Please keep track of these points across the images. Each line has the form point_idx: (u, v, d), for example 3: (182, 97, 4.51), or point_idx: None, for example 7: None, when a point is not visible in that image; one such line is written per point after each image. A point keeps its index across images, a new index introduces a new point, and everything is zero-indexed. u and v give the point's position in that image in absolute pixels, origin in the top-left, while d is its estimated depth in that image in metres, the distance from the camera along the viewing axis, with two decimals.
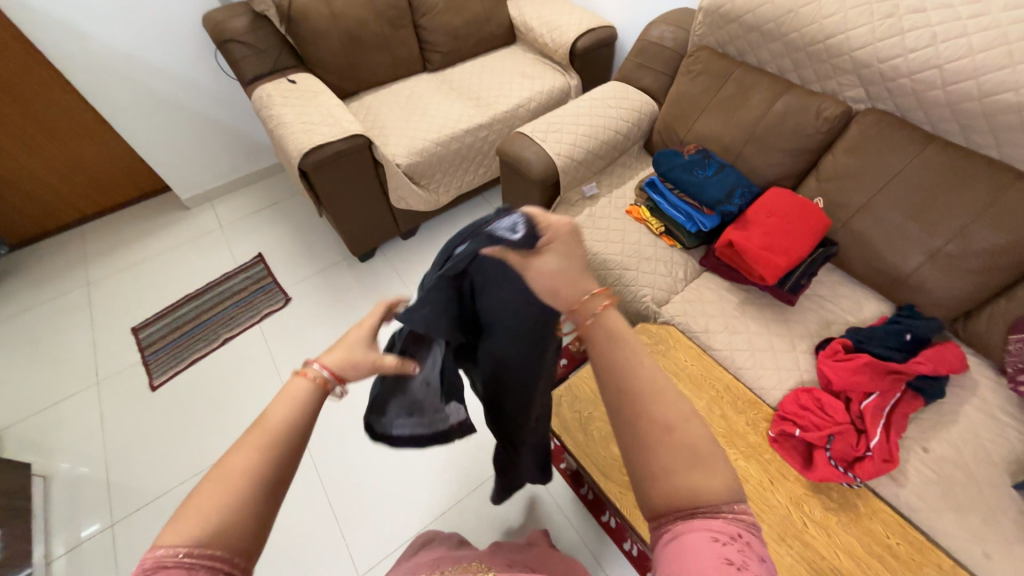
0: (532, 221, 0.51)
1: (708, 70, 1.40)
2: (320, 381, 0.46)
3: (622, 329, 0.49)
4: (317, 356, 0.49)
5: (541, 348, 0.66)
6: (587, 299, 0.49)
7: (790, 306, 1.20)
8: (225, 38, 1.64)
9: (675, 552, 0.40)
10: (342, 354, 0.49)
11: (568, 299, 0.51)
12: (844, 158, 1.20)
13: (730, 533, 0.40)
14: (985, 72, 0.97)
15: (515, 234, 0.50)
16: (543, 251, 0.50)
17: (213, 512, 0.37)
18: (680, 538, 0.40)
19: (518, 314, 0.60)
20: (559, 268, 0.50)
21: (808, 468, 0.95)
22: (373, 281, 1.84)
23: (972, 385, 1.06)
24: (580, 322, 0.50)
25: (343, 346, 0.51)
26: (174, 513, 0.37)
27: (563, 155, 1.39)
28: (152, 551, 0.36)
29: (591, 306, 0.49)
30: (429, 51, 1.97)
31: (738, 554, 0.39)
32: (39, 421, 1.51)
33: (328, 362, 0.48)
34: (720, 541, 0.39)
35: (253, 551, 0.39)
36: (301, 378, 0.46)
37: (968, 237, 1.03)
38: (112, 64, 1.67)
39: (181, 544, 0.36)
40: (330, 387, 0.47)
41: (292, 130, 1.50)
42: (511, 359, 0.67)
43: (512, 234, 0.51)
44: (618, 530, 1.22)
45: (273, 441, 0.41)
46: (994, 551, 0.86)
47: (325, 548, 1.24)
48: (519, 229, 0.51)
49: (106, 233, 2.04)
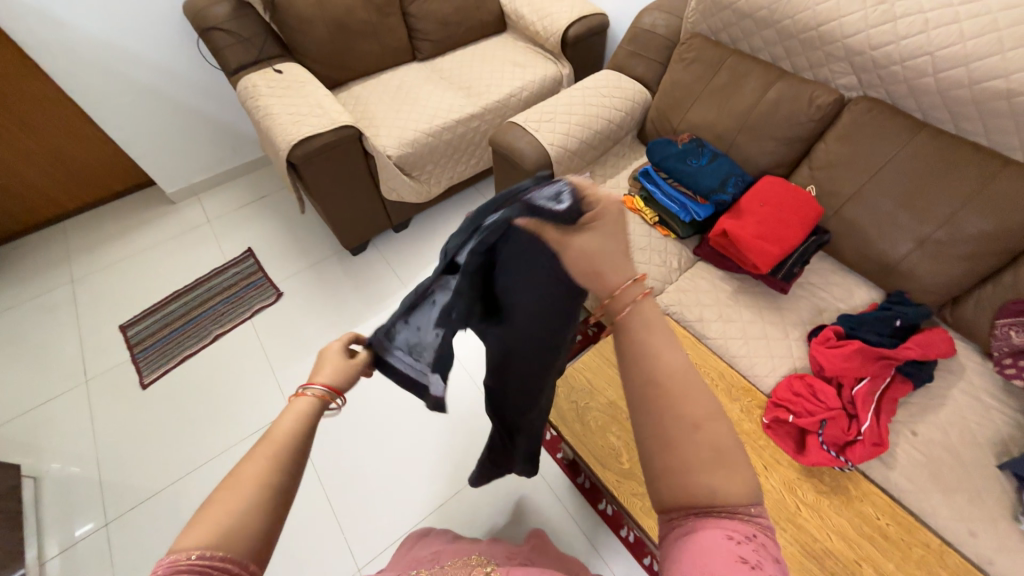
0: (577, 194, 0.50)
1: (702, 58, 1.40)
2: (319, 396, 0.48)
3: (657, 320, 0.49)
4: (310, 375, 0.49)
5: (558, 334, 0.66)
6: (628, 285, 0.49)
7: (783, 294, 1.21)
8: (208, 26, 1.59)
9: (689, 548, 0.41)
10: (333, 369, 0.51)
11: (607, 285, 0.50)
12: (836, 146, 1.20)
13: (747, 534, 0.41)
14: (976, 58, 0.98)
15: (560, 205, 0.49)
16: (584, 228, 0.49)
17: (227, 515, 0.38)
18: (694, 533, 0.41)
19: (542, 297, 0.59)
20: (599, 248, 0.50)
21: (801, 453, 0.97)
22: (366, 275, 1.82)
23: (959, 369, 1.08)
24: (611, 313, 0.50)
25: (329, 361, 0.52)
26: (189, 519, 0.38)
27: (556, 145, 1.38)
28: (168, 555, 0.36)
29: (626, 295, 0.49)
30: (418, 40, 1.93)
31: (753, 554, 0.39)
32: (27, 421, 1.48)
33: (323, 378, 0.49)
34: (734, 540, 0.40)
35: (263, 556, 0.40)
36: (301, 397, 0.47)
37: (957, 224, 1.05)
38: (89, 54, 1.62)
39: (196, 547, 0.37)
40: (330, 401, 0.49)
41: (280, 121, 1.47)
42: (523, 345, 0.66)
43: (557, 205, 0.49)
44: (615, 518, 1.25)
45: (278, 450, 0.43)
46: (980, 529, 0.88)
47: (323, 542, 1.25)
48: (565, 199, 0.49)
49: (89, 229, 1.99)
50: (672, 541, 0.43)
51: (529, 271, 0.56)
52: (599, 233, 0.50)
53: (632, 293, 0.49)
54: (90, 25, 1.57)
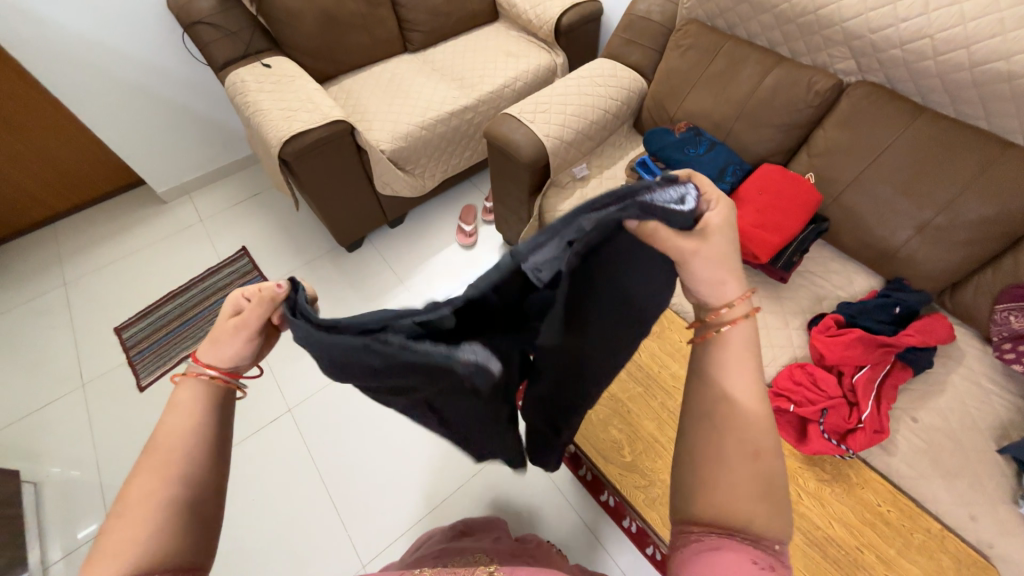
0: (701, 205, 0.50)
1: (699, 44, 1.37)
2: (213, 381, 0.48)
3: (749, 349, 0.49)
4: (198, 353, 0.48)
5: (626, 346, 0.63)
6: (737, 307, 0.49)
7: (782, 283, 1.21)
8: (193, 21, 1.55)
9: (712, 561, 0.42)
10: (217, 348, 0.48)
11: (717, 299, 0.50)
12: (835, 132, 1.19)
13: (770, 563, 0.42)
14: (978, 40, 0.96)
15: (685, 207, 0.47)
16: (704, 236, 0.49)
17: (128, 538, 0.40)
18: (716, 550, 0.43)
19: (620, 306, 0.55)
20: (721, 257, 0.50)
21: (802, 442, 0.97)
22: (362, 272, 1.81)
23: (959, 354, 1.08)
24: (708, 329, 0.51)
25: (216, 335, 0.48)
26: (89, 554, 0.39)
27: (551, 137, 1.35)
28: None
29: (729, 314, 0.50)
30: (408, 31, 1.89)
31: None
32: (23, 427, 1.47)
33: (211, 361, 0.48)
34: (757, 565, 0.41)
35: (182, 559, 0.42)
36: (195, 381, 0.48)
37: (958, 209, 1.04)
38: (70, 51, 1.57)
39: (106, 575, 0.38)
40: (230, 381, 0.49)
41: (270, 117, 1.44)
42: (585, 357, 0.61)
43: (683, 207, 0.47)
44: (616, 509, 1.25)
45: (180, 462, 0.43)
46: (980, 513, 0.89)
47: (326, 540, 1.25)
48: (688, 201, 0.48)
49: (81, 230, 1.96)
50: (688, 553, 0.44)
51: (623, 274, 0.51)
52: (719, 238, 0.49)
53: (736, 316, 0.49)
54: (70, 20, 1.52)
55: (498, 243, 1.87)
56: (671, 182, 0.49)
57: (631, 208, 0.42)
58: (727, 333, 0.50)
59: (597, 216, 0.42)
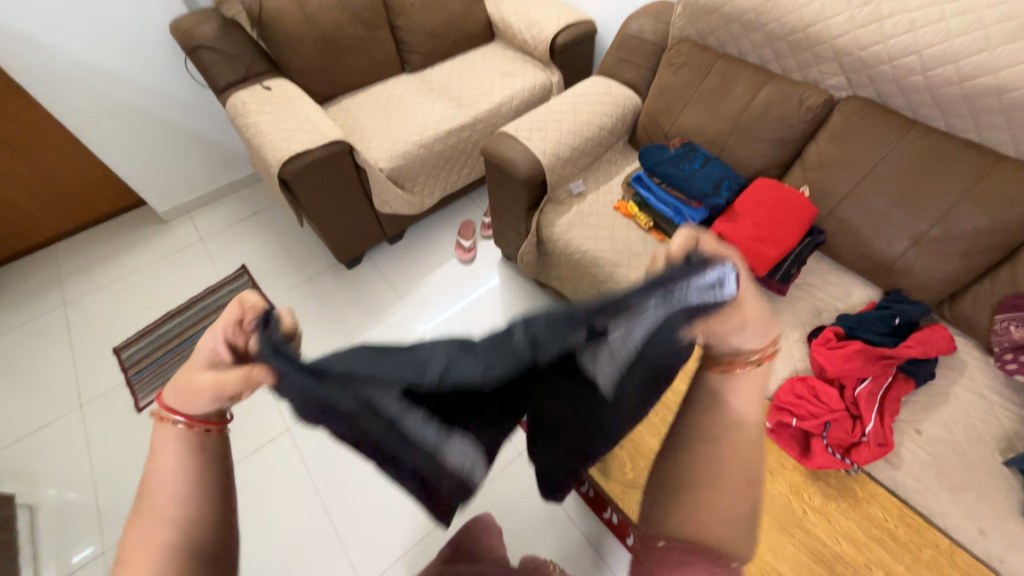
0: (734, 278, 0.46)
1: (691, 62, 1.40)
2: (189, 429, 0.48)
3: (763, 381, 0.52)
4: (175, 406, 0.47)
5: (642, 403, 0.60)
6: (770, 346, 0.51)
7: (781, 296, 1.21)
8: (195, 45, 1.58)
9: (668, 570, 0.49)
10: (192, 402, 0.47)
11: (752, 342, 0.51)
12: (828, 146, 1.21)
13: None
14: (964, 56, 0.98)
15: (725, 291, 0.44)
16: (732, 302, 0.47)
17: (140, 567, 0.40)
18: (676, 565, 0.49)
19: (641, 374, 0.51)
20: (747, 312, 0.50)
21: (806, 457, 0.96)
22: (361, 289, 1.81)
23: (960, 365, 1.08)
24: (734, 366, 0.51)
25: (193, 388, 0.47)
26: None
27: (548, 154, 1.37)
28: None
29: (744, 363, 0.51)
30: (407, 52, 1.93)
31: None
32: (18, 450, 1.45)
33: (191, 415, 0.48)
34: None
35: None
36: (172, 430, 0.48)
37: (953, 220, 1.05)
38: (74, 76, 1.60)
39: None
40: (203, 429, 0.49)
41: (271, 138, 1.46)
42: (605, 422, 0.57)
43: (722, 292, 0.44)
44: (620, 527, 1.19)
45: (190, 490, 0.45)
46: (990, 528, 0.88)
47: (325, 564, 1.22)
48: (729, 284, 0.45)
49: (81, 250, 1.97)
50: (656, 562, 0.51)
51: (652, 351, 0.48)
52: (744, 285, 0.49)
53: (768, 352, 0.51)
54: (75, 46, 1.55)
55: (497, 258, 1.88)
56: (710, 264, 0.44)
57: (656, 296, 0.41)
58: (748, 372, 0.51)
59: (617, 300, 0.41)
